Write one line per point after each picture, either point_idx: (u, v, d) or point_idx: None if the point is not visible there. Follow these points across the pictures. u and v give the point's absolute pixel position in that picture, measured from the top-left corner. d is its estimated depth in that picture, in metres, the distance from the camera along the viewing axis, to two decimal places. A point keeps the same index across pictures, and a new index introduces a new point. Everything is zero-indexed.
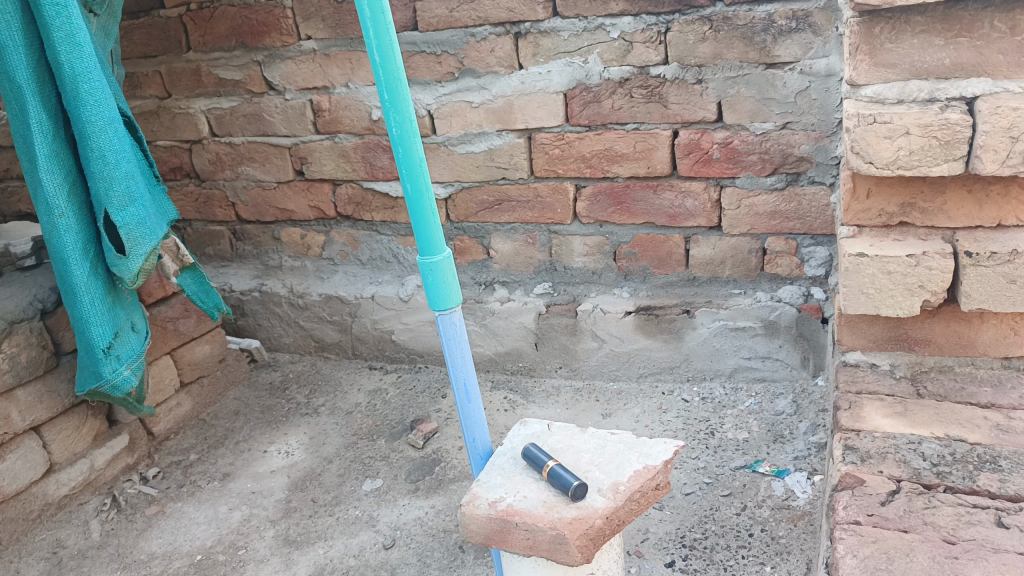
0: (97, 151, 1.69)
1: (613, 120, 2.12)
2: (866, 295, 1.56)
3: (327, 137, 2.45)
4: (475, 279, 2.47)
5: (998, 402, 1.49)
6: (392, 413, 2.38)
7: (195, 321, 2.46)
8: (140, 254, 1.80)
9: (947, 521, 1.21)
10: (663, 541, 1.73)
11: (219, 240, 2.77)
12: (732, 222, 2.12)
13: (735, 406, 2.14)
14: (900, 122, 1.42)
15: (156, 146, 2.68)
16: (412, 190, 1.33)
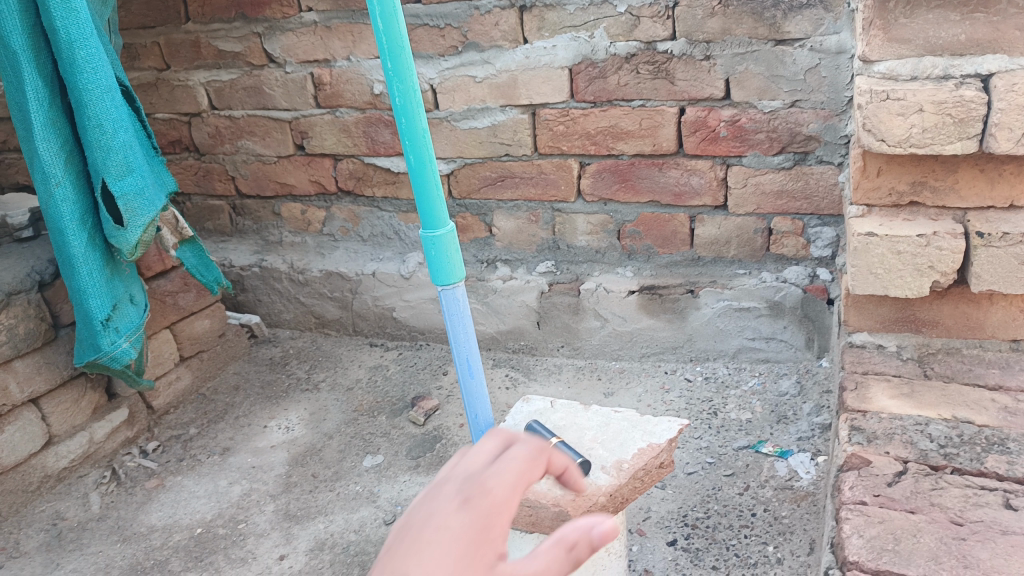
0: (94, 120, 1.66)
1: (619, 97, 2.08)
2: (875, 275, 1.54)
3: (328, 111, 2.41)
4: (477, 257, 2.45)
5: (1006, 384, 1.48)
6: (393, 390, 2.37)
7: (194, 296, 2.44)
8: (139, 226, 1.78)
9: (954, 502, 1.20)
10: (665, 520, 1.73)
11: (218, 214, 2.75)
12: (738, 202, 2.10)
13: (738, 386, 2.13)
14: (913, 99, 1.40)
15: (155, 119, 2.64)
16: (415, 162, 1.30)
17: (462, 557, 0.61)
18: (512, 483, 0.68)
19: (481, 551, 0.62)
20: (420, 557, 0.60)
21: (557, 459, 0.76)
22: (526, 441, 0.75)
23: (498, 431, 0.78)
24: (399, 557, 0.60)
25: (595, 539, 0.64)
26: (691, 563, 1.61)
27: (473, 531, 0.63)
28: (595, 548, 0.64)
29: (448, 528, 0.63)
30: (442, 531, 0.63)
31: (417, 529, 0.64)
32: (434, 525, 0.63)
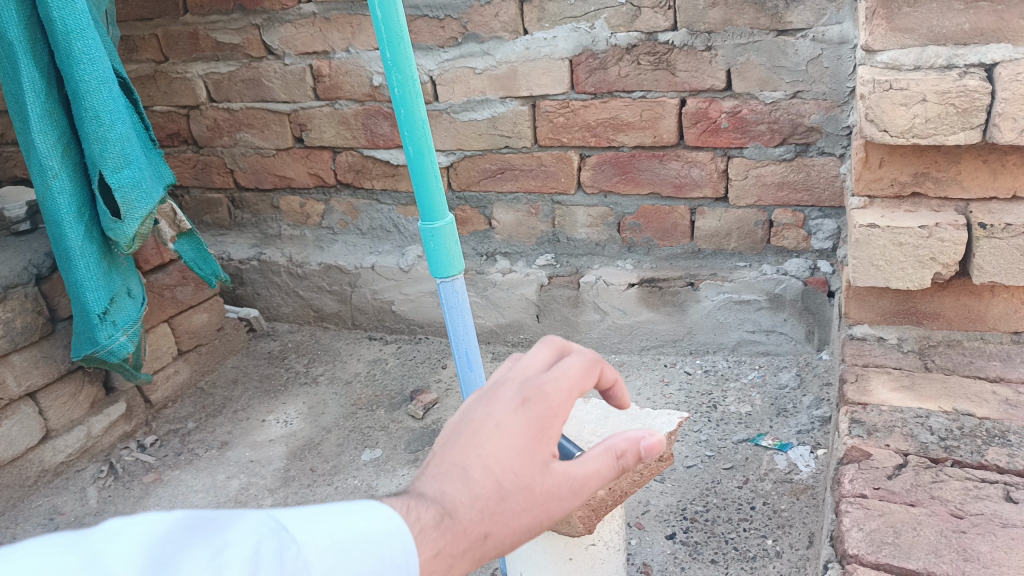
0: (91, 112, 1.65)
1: (619, 88, 2.07)
2: (876, 267, 1.52)
3: (327, 103, 2.40)
4: (476, 250, 2.44)
5: (1007, 376, 1.47)
6: (392, 383, 2.37)
7: (193, 289, 2.43)
8: (136, 218, 1.77)
9: (954, 495, 1.20)
10: (664, 513, 1.72)
11: (217, 208, 2.74)
12: (738, 194, 2.09)
13: (738, 379, 2.12)
14: (916, 89, 1.38)
15: (153, 112, 2.63)
16: (414, 152, 1.29)
17: (518, 459, 0.70)
18: (569, 389, 0.76)
19: (536, 453, 0.71)
20: (480, 453, 0.70)
21: (608, 372, 0.82)
22: (580, 351, 0.81)
23: (554, 339, 0.84)
24: (460, 452, 0.70)
25: (643, 449, 0.75)
26: (690, 556, 1.61)
27: (529, 432, 0.72)
28: (642, 457, 0.75)
29: (508, 428, 0.72)
30: (500, 431, 0.72)
31: (478, 426, 0.73)
32: (495, 424, 0.72)
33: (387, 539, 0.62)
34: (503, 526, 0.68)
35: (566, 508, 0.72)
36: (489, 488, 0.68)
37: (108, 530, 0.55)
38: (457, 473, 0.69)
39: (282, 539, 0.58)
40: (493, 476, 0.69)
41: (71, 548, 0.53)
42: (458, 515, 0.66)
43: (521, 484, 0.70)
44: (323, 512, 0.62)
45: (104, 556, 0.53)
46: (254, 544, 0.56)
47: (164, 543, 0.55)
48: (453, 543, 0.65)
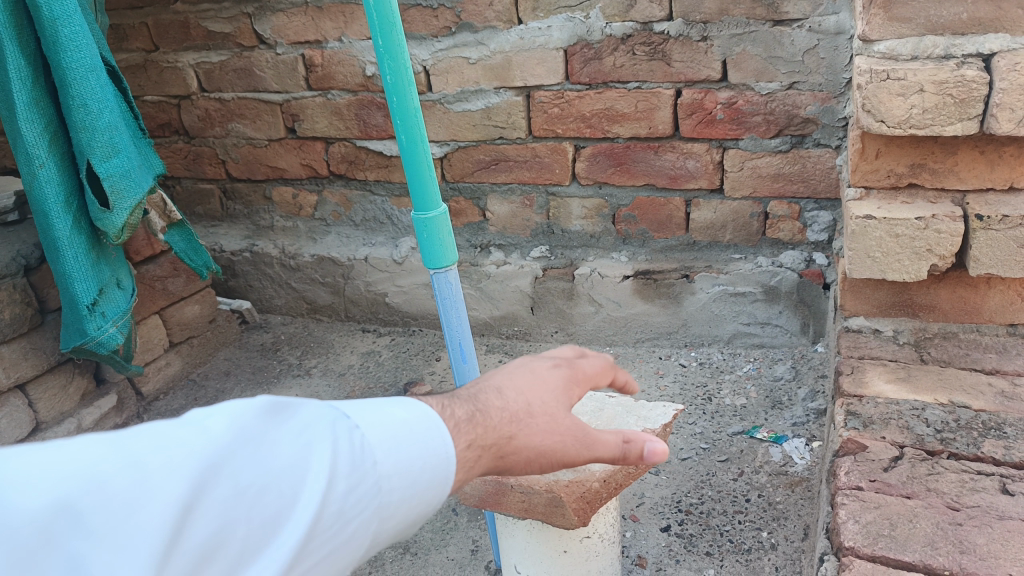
0: (78, 100, 1.63)
1: (615, 78, 2.05)
2: (872, 259, 1.52)
3: (320, 93, 2.37)
4: (470, 241, 2.42)
5: (1004, 368, 1.47)
6: (386, 375, 2.35)
7: (184, 281, 2.41)
8: (126, 208, 1.74)
9: (951, 488, 1.19)
10: (659, 506, 1.72)
11: (209, 199, 2.71)
12: (734, 185, 2.07)
13: (733, 371, 2.12)
14: (913, 79, 1.37)
15: (144, 101, 2.60)
16: (406, 141, 1.27)
17: (549, 394, 0.89)
18: (597, 367, 0.96)
19: (563, 396, 0.90)
20: (516, 385, 0.89)
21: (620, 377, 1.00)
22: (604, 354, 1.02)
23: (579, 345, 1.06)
24: (500, 379, 0.89)
25: (647, 451, 0.89)
26: (685, 548, 1.60)
27: (558, 379, 0.91)
28: (645, 457, 0.89)
29: (543, 373, 0.91)
30: (534, 373, 0.91)
31: (518, 368, 0.92)
32: (530, 368, 0.92)
33: (427, 427, 0.75)
34: (526, 435, 0.85)
35: (579, 452, 0.87)
36: (519, 407, 0.86)
37: (198, 415, 0.64)
38: (493, 390, 0.87)
39: (346, 425, 0.69)
40: (526, 398, 0.87)
41: (173, 429, 0.62)
42: (486, 414, 0.83)
43: (548, 411, 0.87)
44: (373, 404, 0.73)
45: (209, 430, 0.62)
46: (328, 430, 0.67)
47: (255, 424, 0.65)
48: (481, 434, 0.81)
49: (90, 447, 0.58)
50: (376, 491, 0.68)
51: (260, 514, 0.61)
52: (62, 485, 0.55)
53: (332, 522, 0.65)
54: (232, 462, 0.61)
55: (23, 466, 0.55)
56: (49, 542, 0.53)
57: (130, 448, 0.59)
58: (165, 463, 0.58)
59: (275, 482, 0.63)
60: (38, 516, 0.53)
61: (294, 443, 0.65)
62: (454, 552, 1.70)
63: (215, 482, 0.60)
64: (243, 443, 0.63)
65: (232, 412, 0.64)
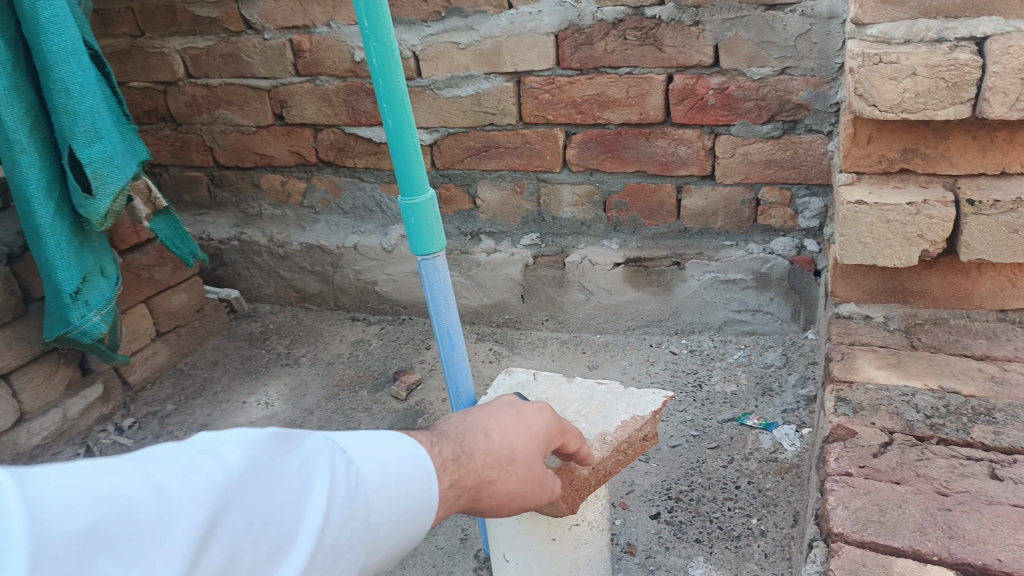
0: (60, 84, 1.60)
1: (605, 64, 2.03)
2: (863, 245, 1.51)
3: (308, 79, 2.34)
4: (460, 229, 2.40)
5: (993, 354, 1.46)
6: (375, 363, 2.34)
7: (171, 269, 2.38)
8: (109, 194, 1.71)
9: (940, 473, 1.18)
10: (649, 493, 1.71)
11: (196, 186, 2.68)
12: (725, 171, 2.06)
13: (724, 359, 2.12)
14: (905, 62, 1.36)
15: (130, 88, 2.56)
16: (392, 124, 1.25)
17: (530, 441, 0.98)
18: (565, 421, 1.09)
19: (540, 445, 1.00)
20: (502, 428, 0.97)
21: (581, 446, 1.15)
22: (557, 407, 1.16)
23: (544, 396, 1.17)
24: (488, 419, 0.97)
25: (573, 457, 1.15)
26: (675, 536, 1.60)
27: (540, 425, 1.01)
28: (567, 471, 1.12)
29: (528, 417, 1.00)
30: (521, 417, 1.00)
31: (506, 408, 1.01)
32: (517, 411, 1.00)
33: (411, 462, 0.82)
34: (502, 482, 0.94)
35: (537, 497, 1.00)
36: (503, 449, 0.95)
37: (210, 443, 0.71)
38: (481, 431, 0.95)
39: (340, 460, 0.76)
40: (511, 443, 0.96)
41: (191, 456, 0.68)
42: (471, 457, 0.91)
43: (527, 459, 0.97)
44: (362, 436, 0.81)
45: (223, 459, 0.69)
46: (326, 463, 0.74)
47: (262, 454, 0.71)
48: (463, 476, 0.88)
49: (117, 472, 0.63)
50: (365, 525, 0.75)
51: (268, 540, 0.67)
52: (100, 506, 0.59)
53: (326, 553, 0.71)
54: (246, 492, 0.68)
55: (61, 486, 0.59)
56: (88, 559, 0.56)
57: (154, 475, 0.64)
58: (188, 491, 0.64)
59: (279, 514, 0.69)
60: (81, 533, 0.57)
61: (297, 475, 0.72)
62: (443, 541, 1.69)
63: (231, 511, 0.66)
64: (253, 473, 0.69)
65: (243, 442, 0.71)
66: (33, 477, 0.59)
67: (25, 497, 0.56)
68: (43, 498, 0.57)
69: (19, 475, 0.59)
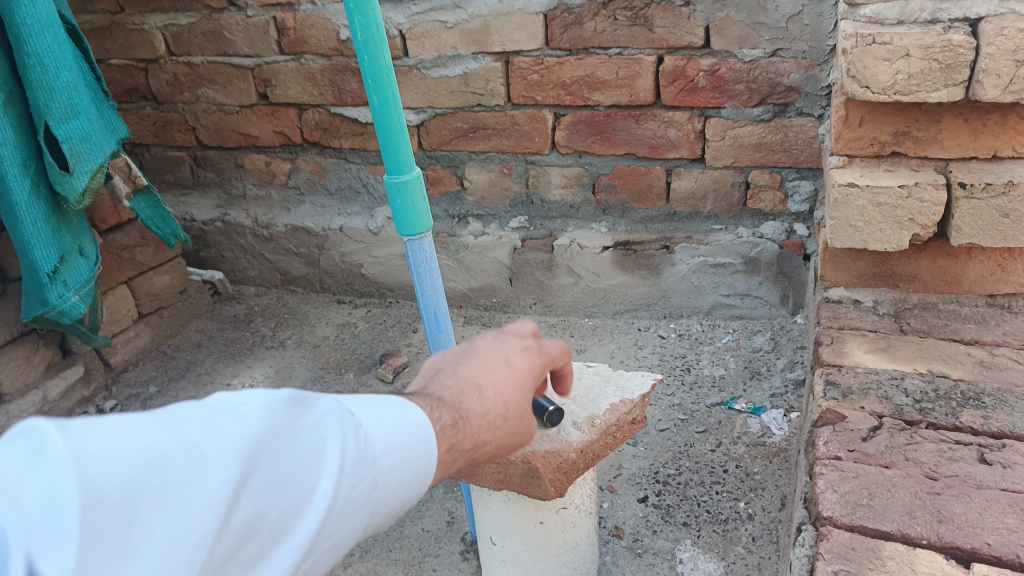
0: (35, 58, 1.56)
1: (595, 44, 2.00)
2: (854, 228, 1.50)
3: (292, 58, 2.30)
4: (448, 211, 2.38)
5: (982, 339, 1.46)
6: (361, 347, 2.32)
7: (153, 250, 2.34)
8: (87, 172, 1.67)
9: (929, 457, 1.18)
10: (637, 477, 1.71)
11: (179, 166, 2.63)
12: (715, 154, 2.04)
13: (712, 343, 2.11)
14: (899, 43, 1.34)
15: (110, 65, 2.50)
16: (378, 102, 1.22)
17: (521, 389, 0.96)
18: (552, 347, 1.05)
19: (530, 389, 0.97)
20: (493, 381, 0.94)
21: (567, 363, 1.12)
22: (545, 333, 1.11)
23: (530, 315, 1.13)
24: (478, 374, 0.94)
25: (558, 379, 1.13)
26: (663, 519, 1.59)
27: (528, 370, 0.98)
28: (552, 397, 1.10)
29: (516, 363, 0.97)
30: (509, 367, 0.96)
31: (491, 354, 0.97)
32: (504, 361, 0.97)
33: (415, 427, 0.80)
34: (497, 439, 0.93)
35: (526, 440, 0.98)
36: (497, 407, 0.93)
37: (230, 402, 0.68)
38: (474, 391, 0.92)
39: (350, 423, 0.74)
40: (504, 398, 0.94)
41: (213, 415, 0.66)
42: (468, 422, 0.89)
43: (519, 412, 0.95)
44: (368, 400, 0.79)
45: (243, 419, 0.66)
46: (338, 427, 0.73)
47: (282, 416, 0.69)
48: (460, 440, 0.87)
49: (146, 428, 0.62)
50: (373, 486, 0.74)
51: (285, 503, 0.66)
52: (136, 461, 0.59)
53: (338, 514, 0.70)
54: (272, 450, 0.66)
55: (100, 441, 0.59)
56: (123, 518, 0.57)
57: (178, 435, 0.62)
58: (217, 448, 0.63)
59: (297, 476, 0.67)
60: (119, 489, 0.57)
61: (314, 434, 0.70)
62: (429, 524, 1.68)
63: (258, 468, 0.65)
64: (273, 435, 0.67)
65: (263, 402, 0.69)
66: (70, 432, 0.59)
67: (67, 452, 0.57)
68: (82, 453, 0.57)
69: (60, 428, 0.59)
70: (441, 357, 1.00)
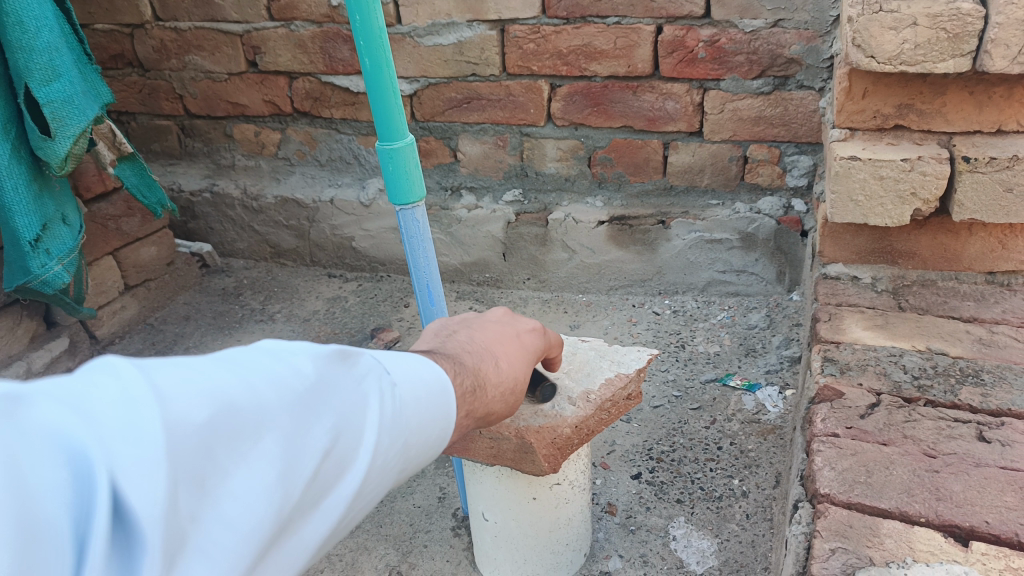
0: (12, 17, 1.50)
1: (593, 13, 1.95)
2: (855, 203, 1.47)
3: (282, 24, 2.23)
4: (441, 184, 2.33)
5: (981, 316, 1.44)
6: (352, 321, 2.29)
7: (139, 221, 2.29)
8: (69, 136, 1.62)
9: (928, 435, 1.17)
10: (630, 453, 1.69)
11: (166, 135, 2.57)
12: (713, 128, 2.00)
13: (707, 320, 2.09)
14: (907, 12, 1.30)
15: (94, 30, 2.43)
16: (370, 65, 1.17)
17: (525, 367, 0.95)
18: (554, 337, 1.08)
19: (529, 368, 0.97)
20: (504, 352, 0.93)
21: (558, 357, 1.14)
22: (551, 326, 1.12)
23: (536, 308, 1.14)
24: (492, 342, 0.93)
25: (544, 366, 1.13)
26: (656, 496, 1.58)
27: (533, 350, 0.98)
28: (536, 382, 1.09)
29: (526, 341, 0.97)
30: (520, 343, 0.97)
31: (505, 327, 0.97)
32: (517, 337, 0.97)
33: (441, 389, 0.77)
34: (499, 410, 0.91)
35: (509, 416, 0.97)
36: (508, 378, 0.91)
37: (278, 352, 0.64)
38: (492, 359, 0.90)
39: (390, 380, 0.71)
40: (513, 370, 0.93)
41: (265, 364, 0.61)
42: (485, 389, 0.87)
43: (521, 387, 0.94)
44: (400, 358, 0.75)
45: (297, 369, 0.63)
46: (383, 383, 0.69)
47: (332, 368, 0.65)
48: (475, 408, 0.85)
49: (208, 369, 0.57)
50: (409, 446, 0.71)
51: (338, 457, 0.62)
52: (210, 402, 0.54)
53: (381, 471, 0.67)
54: (327, 400, 0.62)
55: (169, 379, 0.53)
56: (196, 459, 0.52)
57: (243, 378, 0.58)
58: (276, 395, 0.59)
59: (350, 429, 0.64)
60: (198, 427, 0.52)
61: (362, 388, 0.67)
62: (420, 500, 1.66)
63: (314, 418, 0.61)
64: (328, 386, 0.64)
65: (314, 354, 0.65)
66: (135, 369, 0.53)
67: (139, 387, 0.51)
68: (155, 388, 0.52)
69: (123, 366, 0.53)
70: (448, 318, 0.98)
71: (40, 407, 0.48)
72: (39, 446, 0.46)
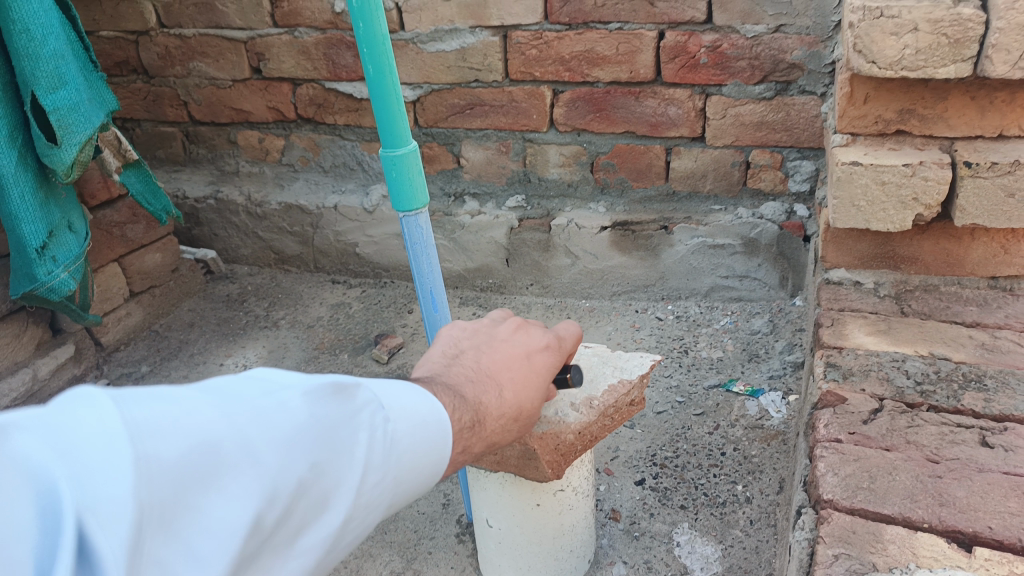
0: (19, 25, 1.52)
1: (595, 19, 1.96)
2: (857, 208, 1.47)
3: (286, 31, 2.25)
4: (444, 190, 2.34)
5: (984, 321, 1.44)
6: (356, 327, 2.29)
7: (144, 227, 2.31)
8: (75, 144, 1.63)
9: (931, 440, 1.16)
10: (634, 459, 1.70)
11: (170, 142, 2.58)
12: (715, 133, 2.01)
13: (710, 325, 2.09)
14: (908, 17, 1.30)
15: (99, 37, 2.45)
16: (373, 72, 1.18)
17: (534, 391, 0.94)
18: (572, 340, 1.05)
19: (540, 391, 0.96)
20: (507, 377, 0.92)
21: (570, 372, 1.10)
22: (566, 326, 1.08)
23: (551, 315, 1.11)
24: (497, 369, 0.92)
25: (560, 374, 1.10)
26: (659, 502, 1.58)
27: (542, 372, 0.96)
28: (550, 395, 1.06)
29: (535, 365, 0.96)
30: (530, 366, 0.95)
31: (516, 351, 0.95)
32: (526, 358, 0.95)
33: (436, 422, 0.77)
34: (504, 437, 0.90)
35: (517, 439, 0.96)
36: (511, 405, 0.90)
37: (269, 386, 0.65)
38: (495, 388, 0.90)
39: (381, 415, 0.71)
40: (519, 399, 0.92)
41: (254, 398, 0.62)
42: (486, 421, 0.86)
43: (530, 413, 0.93)
44: (397, 389, 0.75)
45: (284, 406, 0.63)
46: (372, 418, 0.69)
47: (321, 402, 0.66)
48: (473, 443, 0.83)
49: (194, 403, 0.57)
50: (397, 482, 0.70)
51: (316, 494, 0.63)
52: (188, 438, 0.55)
53: (362, 508, 0.67)
54: (312, 437, 0.63)
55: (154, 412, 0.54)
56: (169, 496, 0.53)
57: (227, 415, 0.59)
58: (259, 433, 0.59)
59: (331, 467, 0.64)
60: (173, 465, 0.53)
61: (348, 424, 0.67)
62: (424, 507, 1.67)
63: (294, 455, 0.61)
64: (314, 423, 0.64)
65: (305, 390, 0.65)
66: (124, 400, 0.54)
67: (123, 420, 0.52)
68: (138, 422, 0.53)
69: (111, 396, 0.54)
70: (460, 330, 0.98)
71: (24, 436, 0.50)
72: (16, 479, 0.48)
